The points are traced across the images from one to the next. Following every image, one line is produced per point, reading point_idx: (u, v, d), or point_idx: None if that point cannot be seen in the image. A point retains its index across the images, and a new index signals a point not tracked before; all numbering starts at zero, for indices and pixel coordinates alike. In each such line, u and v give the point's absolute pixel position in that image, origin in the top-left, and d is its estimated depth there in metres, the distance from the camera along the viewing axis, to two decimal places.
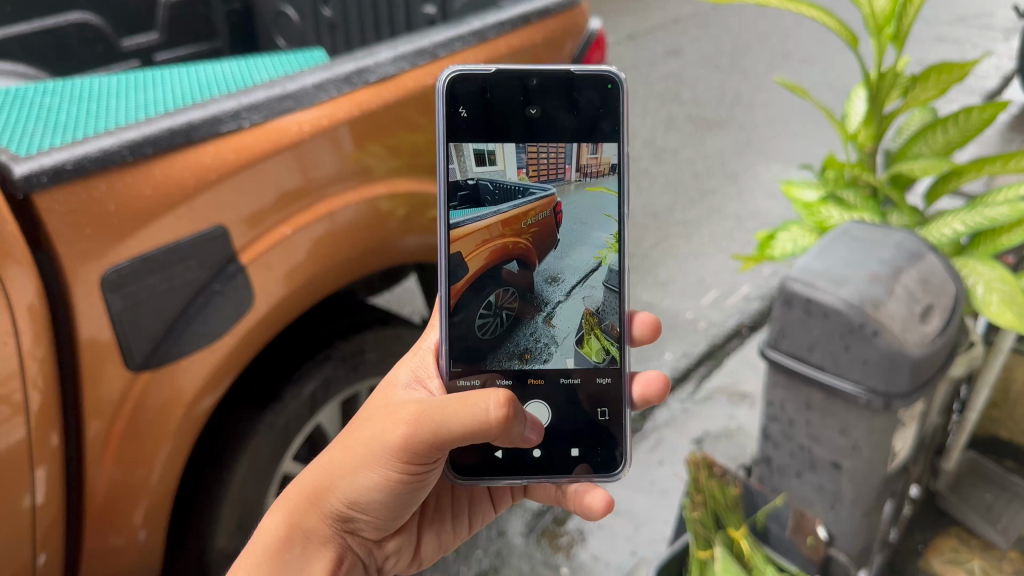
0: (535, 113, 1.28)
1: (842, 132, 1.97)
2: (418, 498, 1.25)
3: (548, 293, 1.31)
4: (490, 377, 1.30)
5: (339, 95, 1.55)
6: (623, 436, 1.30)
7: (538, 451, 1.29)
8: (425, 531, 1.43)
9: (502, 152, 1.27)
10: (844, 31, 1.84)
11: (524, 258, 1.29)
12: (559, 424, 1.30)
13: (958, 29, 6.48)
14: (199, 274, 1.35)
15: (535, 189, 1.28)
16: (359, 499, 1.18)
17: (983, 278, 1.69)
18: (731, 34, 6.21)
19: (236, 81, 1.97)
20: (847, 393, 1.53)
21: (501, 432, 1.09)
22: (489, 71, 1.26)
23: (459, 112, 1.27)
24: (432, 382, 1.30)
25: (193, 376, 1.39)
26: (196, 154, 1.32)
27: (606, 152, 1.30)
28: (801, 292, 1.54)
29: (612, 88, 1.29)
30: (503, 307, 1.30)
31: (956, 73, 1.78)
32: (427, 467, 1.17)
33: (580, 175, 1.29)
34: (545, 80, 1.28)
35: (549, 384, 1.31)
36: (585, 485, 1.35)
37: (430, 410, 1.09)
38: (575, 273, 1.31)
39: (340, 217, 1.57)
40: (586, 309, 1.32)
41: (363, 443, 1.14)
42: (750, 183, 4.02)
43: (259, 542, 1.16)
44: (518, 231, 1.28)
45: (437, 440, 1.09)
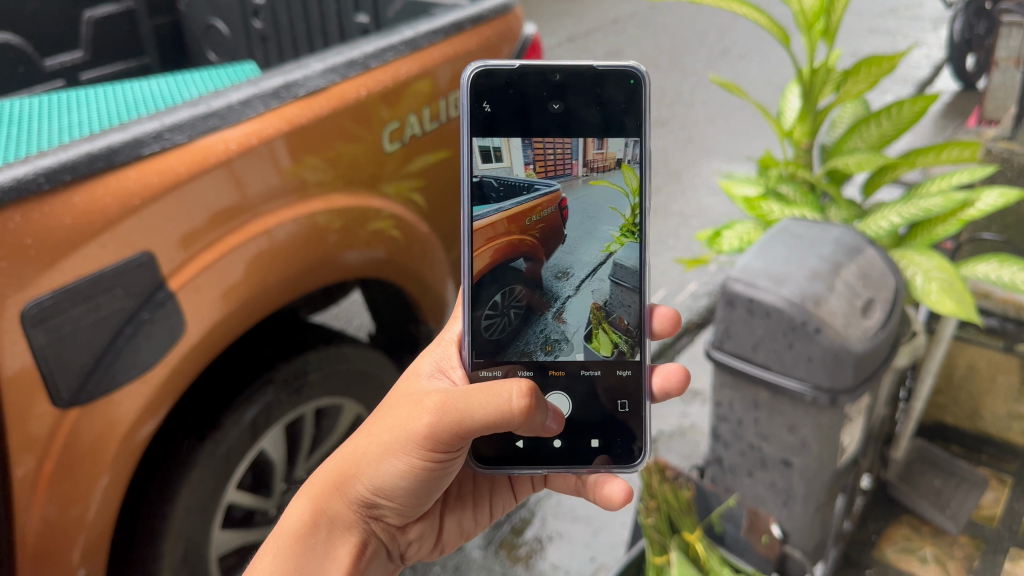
0: (558, 108, 1.26)
1: (778, 130, 1.99)
2: (444, 485, 1.24)
3: (557, 289, 1.26)
4: (512, 369, 1.26)
5: (267, 110, 1.51)
6: (643, 427, 1.25)
7: (559, 441, 1.25)
8: (447, 516, 1.39)
9: (508, 149, 1.25)
10: (777, 28, 1.85)
11: (531, 255, 1.25)
12: (579, 415, 1.26)
13: (888, 21, 6.62)
14: (126, 303, 1.30)
15: (541, 185, 1.25)
16: (384, 486, 1.17)
17: (921, 268, 1.72)
18: (669, 33, 6.27)
19: (165, 98, 1.93)
20: (793, 391, 1.55)
21: (525, 422, 1.07)
22: (513, 66, 1.25)
23: (483, 106, 1.25)
24: (455, 372, 1.26)
25: (128, 407, 1.34)
26: (118, 179, 1.28)
27: (612, 147, 1.25)
28: (743, 292, 1.54)
29: (634, 84, 1.26)
30: (510, 306, 1.26)
31: (886, 66, 1.79)
32: (452, 456, 1.16)
33: (587, 170, 1.25)
34: (568, 76, 1.26)
35: (570, 376, 1.27)
36: (604, 475, 1.26)
37: (454, 399, 1.07)
38: (584, 267, 1.26)
39: (276, 235, 1.52)
40: (594, 304, 1.26)
41: (388, 431, 1.13)
42: (693, 180, 4.04)
43: (284, 527, 1.15)
44: (523, 227, 1.24)
45: (461, 429, 1.08)
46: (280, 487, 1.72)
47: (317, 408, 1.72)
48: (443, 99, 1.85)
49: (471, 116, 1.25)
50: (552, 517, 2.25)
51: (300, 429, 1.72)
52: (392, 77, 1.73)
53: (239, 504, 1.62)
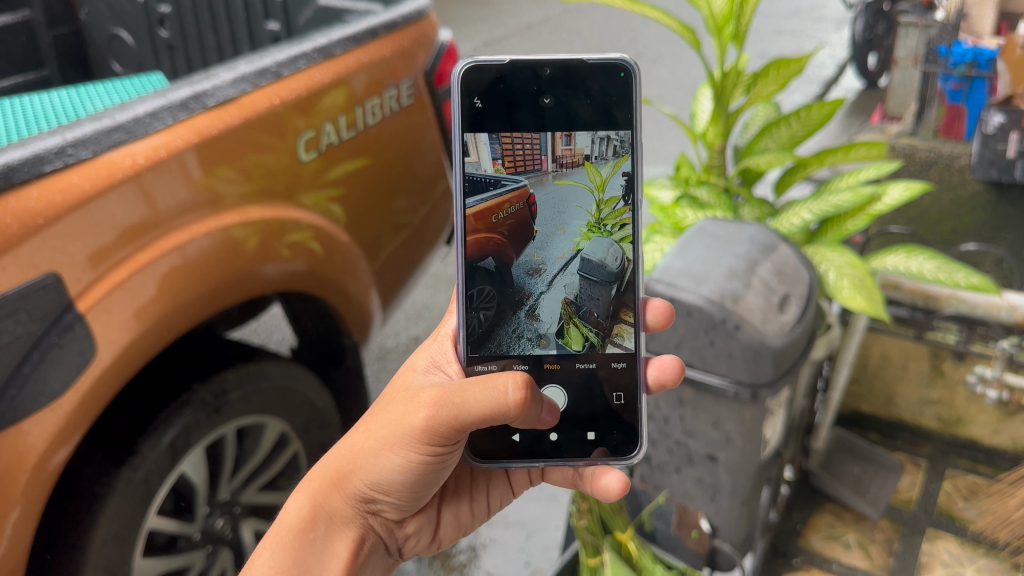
0: (548, 102, 1.24)
1: (691, 133, 2.02)
2: (441, 478, 1.23)
3: (529, 286, 1.24)
4: (508, 364, 1.25)
5: (175, 122, 1.47)
6: (638, 420, 1.25)
7: (555, 434, 1.25)
8: (444, 510, 1.36)
9: (477, 144, 1.23)
10: (687, 32, 1.88)
11: (499, 254, 1.24)
12: (575, 407, 1.26)
13: (793, 22, 6.82)
14: (31, 327, 1.25)
15: (507, 181, 1.23)
16: (381, 481, 1.16)
17: (833, 264, 1.77)
18: (582, 37, 6.34)
19: (68, 111, 1.86)
20: (715, 388, 1.58)
21: (521, 414, 1.06)
22: (503, 61, 1.23)
23: (474, 103, 1.23)
24: (451, 367, 1.25)
25: (37, 436, 1.28)
26: (18, 198, 1.23)
27: (580, 143, 1.23)
28: (663, 293, 1.54)
29: (625, 76, 1.24)
30: (480, 306, 1.24)
31: (793, 67, 1.86)
32: (450, 450, 1.15)
33: (557, 166, 1.23)
34: (558, 70, 1.23)
35: (566, 369, 1.26)
36: (601, 467, 1.26)
37: (449, 393, 1.06)
38: (557, 262, 1.24)
39: (190, 251, 1.48)
40: (565, 298, 1.25)
41: (385, 426, 1.13)
42: None
43: (283, 523, 1.14)
44: (491, 225, 1.23)
45: (458, 423, 1.07)
46: (204, 510, 1.67)
47: (238, 427, 1.68)
48: (359, 107, 1.83)
49: (463, 113, 1.22)
50: (484, 525, 2.24)
51: (221, 450, 1.66)
52: (305, 85, 1.70)
53: (159, 531, 1.55)
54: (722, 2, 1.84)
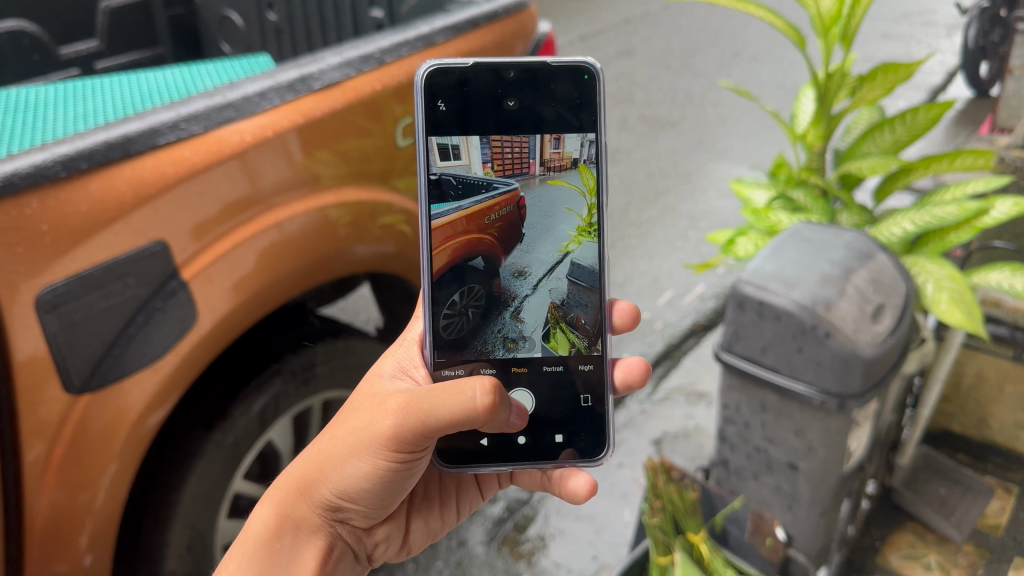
0: (513, 105, 1.24)
1: (792, 133, 1.99)
2: (409, 484, 1.22)
3: (516, 288, 1.24)
4: (475, 368, 1.24)
5: (282, 102, 1.52)
6: (607, 420, 1.25)
7: (523, 438, 1.24)
8: (414, 517, 1.36)
9: (468, 147, 1.22)
10: (793, 31, 1.84)
11: (489, 254, 1.23)
12: (543, 410, 1.25)
13: (901, 26, 6.59)
14: (138, 291, 1.31)
15: (499, 184, 1.22)
16: (348, 489, 1.14)
17: (932, 275, 1.71)
18: (681, 34, 6.26)
19: (179, 87, 1.94)
20: (801, 395, 1.55)
21: (490, 419, 1.05)
22: (466, 64, 1.22)
23: (438, 106, 1.22)
24: (418, 372, 1.23)
25: (138, 395, 1.35)
26: (134, 167, 1.29)
27: (568, 146, 1.24)
28: (754, 295, 1.54)
29: (589, 79, 1.24)
30: (468, 305, 1.24)
31: (902, 72, 1.79)
32: (417, 457, 1.13)
33: (544, 169, 1.23)
34: (522, 73, 1.23)
35: (533, 372, 1.25)
36: (569, 470, 1.29)
37: (416, 399, 1.05)
38: (542, 266, 1.24)
39: (288, 227, 1.53)
40: (552, 302, 1.25)
41: (351, 433, 1.11)
42: (703, 181, 4.00)
43: (250, 533, 1.12)
44: (483, 226, 1.22)
45: (426, 429, 1.05)
46: None
47: (325, 400, 1.74)
48: None
49: (427, 116, 1.21)
50: (554, 516, 2.25)
51: (309, 422, 1.73)
52: (407, 72, 1.73)
53: (244, 495, 1.62)
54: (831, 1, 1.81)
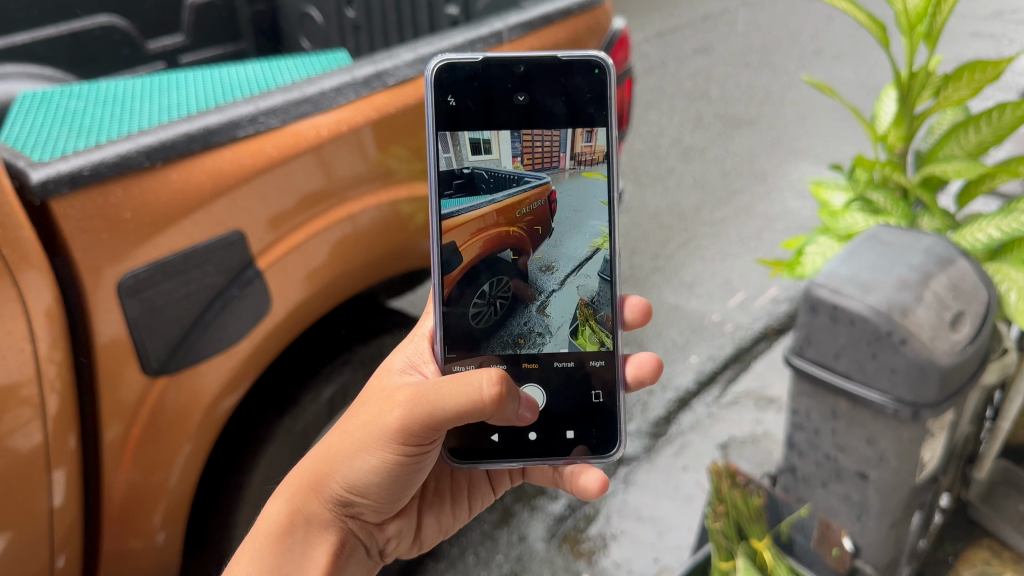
0: (524, 100, 1.25)
1: (872, 134, 1.95)
2: (418, 479, 1.23)
3: (542, 283, 1.27)
4: (486, 361, 1.27)
5: (357, 98, 1.53)
6: (617, 416, 1.28)
7: (534, 434, 1.27)
8: (425, 515, 1.39)
9: (498, 142, 1.24)
10: (877, 28, 1.79)
11: (518, 247, 1.25)
12: (554, 405, 1.28)
13: (995, 25, 6.34)
14: (217, 279, 1.35)
15: (530, 177, 1.24)
16: (358, 483, 1.15)
17: (1017, 283, 1.66)
18: (761, 31, 6.15)
19: (259, 82, 1.99)
20: (874, 403, 1.51)
21: (496, 412, 1.05)
22: (477, 59, 1.23)
23: (448, 100, 1.24)
24: (427, 367, 1.27)
25: (212, 379, 1.40)
26: (214, 159, 1.32)
27: (599, 140, 1.26)
28: (827, 298, 1.52)
29: (599, 73, 1.25)
30: (497, 295, 1.26)
31: (989, 72, 1.72)
32: (425, 451, 1.14)
33: (575, 163, 1.25)
34: (532, 67, 1.25)
35: (544, 368, 1.28)
36: (580, 466, 1.31)
37: (423, 391, 1.06)
38: (569, 262, 1.27)
39: (360, 220, 1.56)
40: (580, 299, 1.28)
41: (361, 427, 1.12)
42: (779, 182, 3.92)
43: (262, 527, 1.14)
44: (513, 220, 1.24)
45: (434, 422, 1.06)
46: None
47: None
48: None
49: (438, 111, 1.23)
50: (616, 516, 2.24)
51: None
52: None
53: None
54: None
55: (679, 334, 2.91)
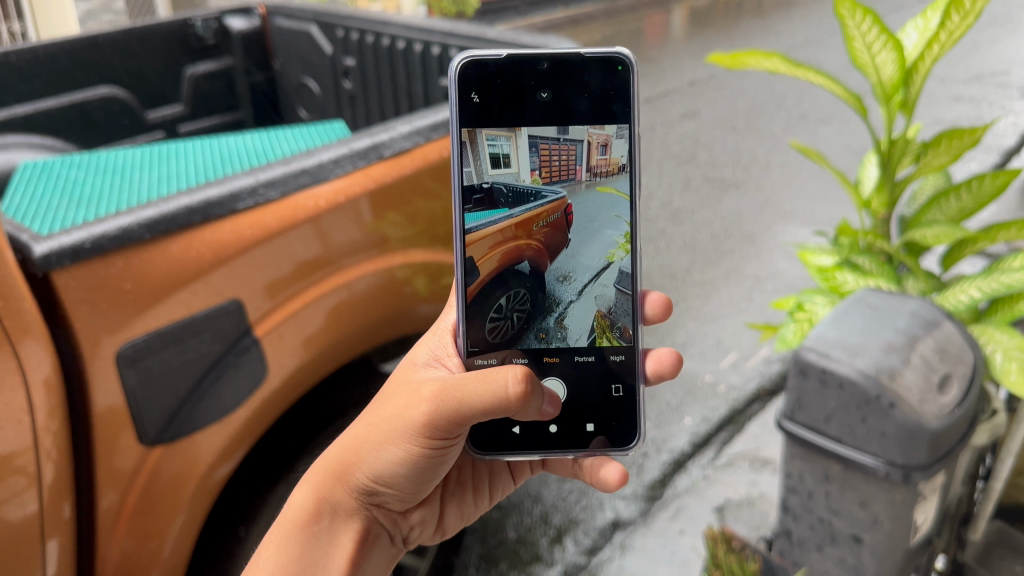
0: (547, 97, 1.22)
1: (855, 199, 2.00)
2: (444, 471, 1.21)
3: (560, 293, 1.23)
4: (508, 356, 1.25)
5: (354, 169, 1.57)
6: (637, 411, 1.25)
7: (555, 426, 1.24)
8: (448, 503, 1.35)
9: (518, 153, 1.21)
10: (856, 99, 1.84)
11: (535, 259, 1.22)
12: (574, 397, 1.25)
13: (974, 89, 6.50)
14: (214, 347, 1.37)
15: (546, 191, 1.21)
16: (384, 473, 1.14)
17: (1001, 345, 1.69)
18: (746, 96, 6.30)
19: (256, 152, 2.03)
20: (866, 466, 1.52)
21: (523, 409, 1.04)
22: (500, 55, 1.20)
23: (471, 98, 1.21)
24: (450, 360, 1.24)
25: (208, 448, 1.40)
26: (213, 231, 1.36)
27: (616, 152, 1.22)
28: (816, 362, 1.54)
29: (622, 70, 1.21)
30: (514, 309, 1.23)
31: (967, 140, 1.78)
32: (451, 443, 1.13)
33: (591, 175, 1.22)
34: (556, 64, 1.21)
35: (565, 363, 1.25)
36: (600, 459, 1.27)
37: (450, 387, 1.05)
38: (586, 272, 1.24)
39: (357, 287, 1.59)
40: (598, 310, 1.25)
41: (388, 418, 1.11)
42: (767, 243, 3.97)
43: (288, 514, 1.13)
44: (530, 233, 1.22)
45: (460, 416, 1.05)
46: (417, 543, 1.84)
47: None
48: None
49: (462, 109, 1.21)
50: None
51: None
52: None
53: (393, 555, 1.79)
54: (894, 70, 1.83)
55: (672, 395, 2.92)
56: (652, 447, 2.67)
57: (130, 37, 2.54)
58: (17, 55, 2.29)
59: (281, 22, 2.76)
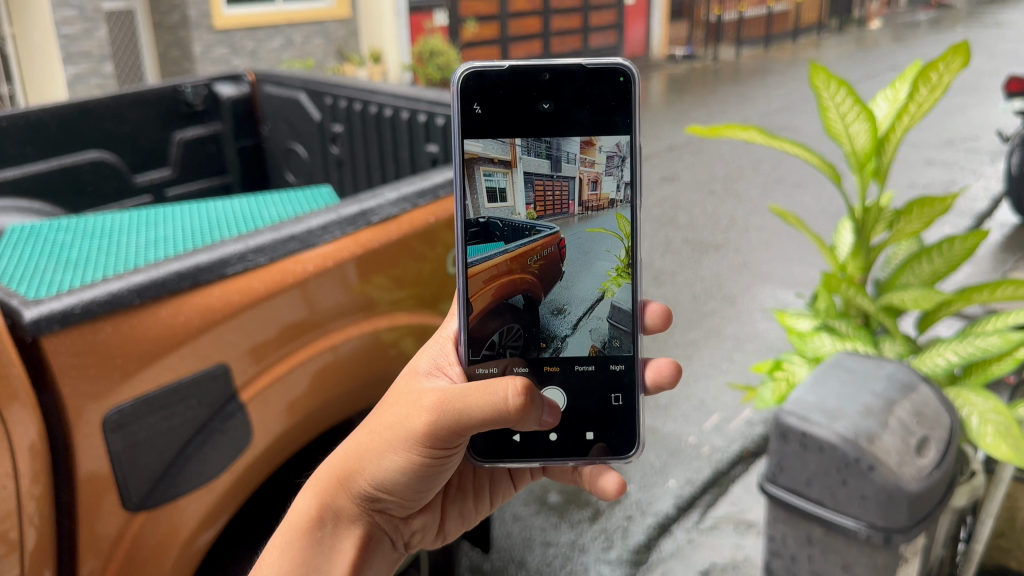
0: (549, 108, 1.13)
1: (832, 264, 2.05)
2: (446, 478, 1.15)
3: (554, 327, 1.15)
4: (509, 364, 1.16)
5: (342, 235, 1.61)
6: (638, 420, 1.17)
7: (555, 434, 1.17)
8: (449, 510, 1.28)
9: (514, 188, 1.11)
10: (829, 167, 1.91)
11: (530, 292, 1.13)
12: (575, 406, 1.17)
13: (945, 154, 6.67)
14: (199, 412, 1.37)
15: (540, 227, 1.11)
16: (385, 482, 1.09)
17: (976, 408, 1.73)
18: (724, 160, 6.44)
19: (244, 216, 2.06)
20: (847, 529, 1.53)
21: (523, 421, 0.99)
22: (502, 66, 1.13)
23: (473, 109, 1.13)
24: (452, 369, 1.15)
25: (191, 513, 1.38)
26: (202, 296, 1.38)
27: (606, 188, 1.13)
28: (796, 426, 1.56)
29: (624, 82, 1.14)
30: (507, 345, 1.15)
31: (938, 207, 1.85)
32: (453, 452, 1.08)
33: (583, 209, 1.12)
34: (559, 75, 1.14)
35: (565, 372, 1.17)
36: (599, 467, 1.18)
37: (451, 397, 1.00)
38: (581, 304, 1.15)
39: (342, 350, 1.60)
40: (592, 346, 1.17)
41: (388, 426, 1.06)
42: (748, 304, 4.03)
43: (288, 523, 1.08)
44: (524, 266, 1.13)
45: (460, 427, 1.01)
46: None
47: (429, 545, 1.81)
48: None
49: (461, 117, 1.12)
50: None
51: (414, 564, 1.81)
52: None
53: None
54: (866, 139, 1.90)
55: (657, 458, 2.92)
56: (637, 510, 2.67)
57: (119, 102, 2.59)
58: (8, 121, 2.32)
59: (270, 89, 2.84)
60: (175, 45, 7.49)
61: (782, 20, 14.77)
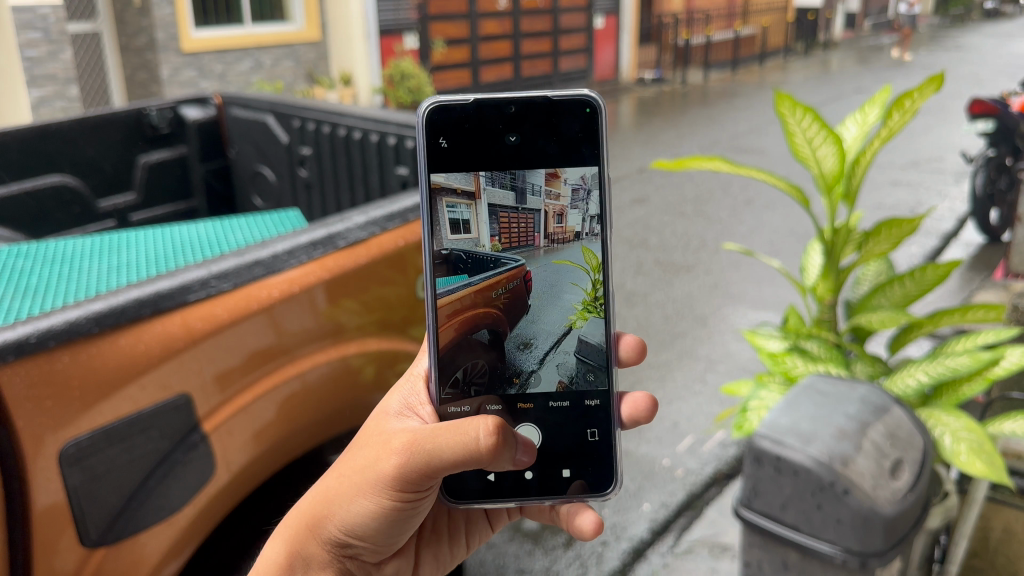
0: (515, 140, 1.12)
1: (802, 286, 2.05)
2: (418, 521, 1.12)
3: (520, 362, 1.13)
4: (482, 404, 1.13)
5: (309, 259, 1.58)
6: (616, 457, 1.14)
7: (530, 473, 1.14)
8: (423, 553, 1.24)
9: (478, 220, 1.10)
10: (796, 190, 1.90)
11: (494, 326, 1.12)
12: (550, 443, 1.15)
13: (911, 175, 6.76)
14: (161, 443, 1.33)
15: (505, 259, 1.10)
16: (356, 527, 1.05)
17: (949, 428, 1.73)
18: (694, 182, 6.49)
19: (209, 241, 2.02)
20: (823, 554, 1.52)
21: (495, 462, 0.97)
22: (467, 100, 1.13)
23: (439, 142, 1.12)
24: (423, 409, 1.12)
25: (153, 549, 1.32)
26: (163, 325, 1.35)
27: (571, 221, 1.11)
28: (770, 449, 1.55)
29: (590, 113, 1.13)
30: (472, 382, 1.13)
31: (906, 228, 1.86)
32: (425, 494, 1.06)
33: (549, 241, 1.10)
34: (525, 107, 1.13)
35: (538, 408, 1.14)
36: (577, 505, 1.14)
37: (421, 438, 0.98)
38: (548, 338, 1.13)
39: (310, 378, 1.57)
40: (560, 381, 1.15)
41: (359, 469, 1.03)
42: (719, 326, 4.03)
43: None
44: (489, 299, 1.11)
45: (432, 469, 0.98)
46: None
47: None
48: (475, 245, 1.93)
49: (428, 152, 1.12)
50: None
51: None
52: None
53: None
54: (832, 161, 1.90)
55: (630, 481, 2.89)
56: (611, 534, 2.64)
57: (83, 126, 2.54)
58: None
59: (236, 112, 2.84)
60: (143, 68, 7.47)
61: (749, 43, 14.98)
